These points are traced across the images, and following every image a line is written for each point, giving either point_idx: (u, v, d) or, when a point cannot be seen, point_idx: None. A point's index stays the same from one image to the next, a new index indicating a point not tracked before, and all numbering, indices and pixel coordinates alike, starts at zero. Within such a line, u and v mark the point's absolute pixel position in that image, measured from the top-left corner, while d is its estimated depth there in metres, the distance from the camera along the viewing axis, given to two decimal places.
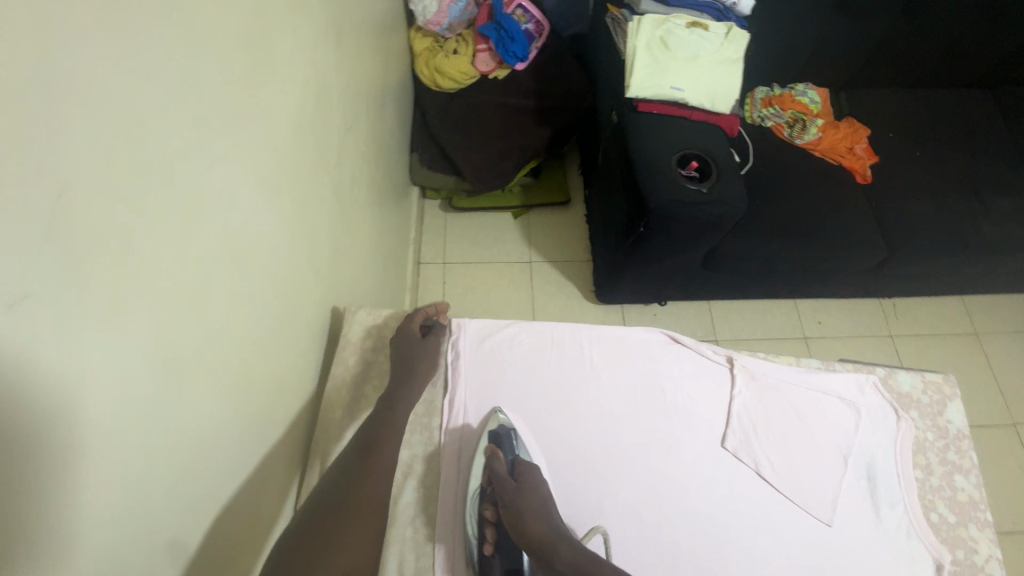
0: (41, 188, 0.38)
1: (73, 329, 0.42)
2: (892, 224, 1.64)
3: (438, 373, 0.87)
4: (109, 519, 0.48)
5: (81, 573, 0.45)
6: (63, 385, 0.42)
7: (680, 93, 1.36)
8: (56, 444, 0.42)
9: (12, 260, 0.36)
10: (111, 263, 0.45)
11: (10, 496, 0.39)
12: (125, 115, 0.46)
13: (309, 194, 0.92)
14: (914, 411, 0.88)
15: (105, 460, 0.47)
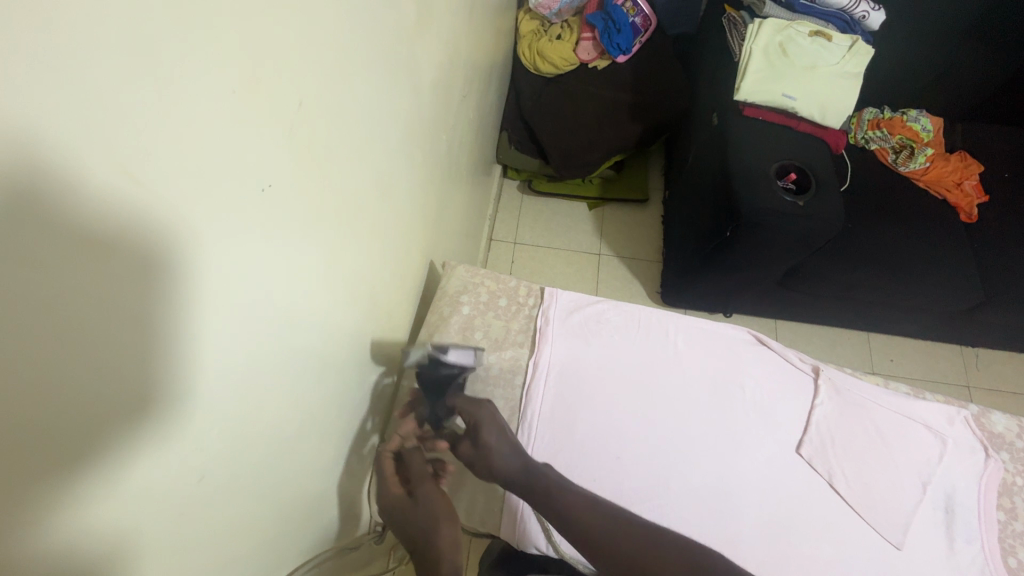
0: (285, 94, 0.45)
1: (282, 221, 0.49)
2: (993, 268, 1.55)
3: (526, 336, 0.91)
4: (264, 399, 0.54)
5: (249, 433, 0.52)
6: (268, 268, 0.49)
7: (792, 101, 1.34)
8: (258, 316, 0.49)
9: (263, 150, 0.44)
10: (309, 172, 0.53)
11: (232, 348, 0.46)
12: (336, 43, 0.52)
13: (430, 149, 0.98)
14: (1004, 453, 0.85)
15: (277, 343, 0.54)
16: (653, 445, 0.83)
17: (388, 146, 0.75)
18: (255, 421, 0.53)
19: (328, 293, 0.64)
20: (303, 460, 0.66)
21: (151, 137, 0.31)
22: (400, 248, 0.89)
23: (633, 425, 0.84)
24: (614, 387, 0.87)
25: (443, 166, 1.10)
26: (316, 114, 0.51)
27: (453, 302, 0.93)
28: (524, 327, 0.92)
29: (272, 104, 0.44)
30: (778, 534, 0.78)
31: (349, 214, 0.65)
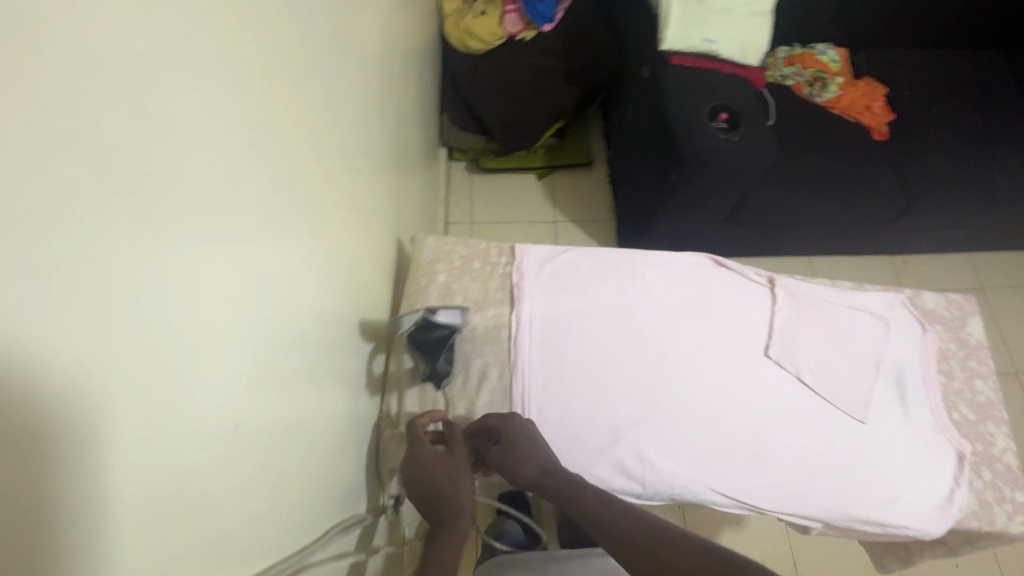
0: (227, 65, 0.45)
1: (246, 203, 0.49)
2: (908, 179, 1.70)
3: (505, 293, 0.94)
4: (261, 386, 0.54)
5: (253, 425, 0.52)
6: (243, 253, 0.49)
7: (713, 45, 1.43)
8: (239, 305, 0.49)
9: (213, 127, 0.43)
10: (264, 150, 0.53)
11: (220, 340, 0.46)
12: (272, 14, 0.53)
13: (381, 127, 0.98)
14: (938, 325, 0.96)
15: (262, 331, 0.54)
16: (639, 373, 0.89)
17: (341, 120, 0.76)
18: (256, 414, 0.53)
19: (306, 269, 0.64)
20: (313, 435, 0.67)
21: (99, 114, 0.31)
22: (370, 224, 0.90)
23: (618, 358, 0.90)
24: (595, 327, 0.92)
25: (396, 143, 1.10)
26: (261, 85, 0.52)
27: (429, 271, 0.95)
28: (501, 285, 0.95)
29: (214, 75, 0.43)
30: (757, 432, 0.86)
31: (315, 190, 0.66)
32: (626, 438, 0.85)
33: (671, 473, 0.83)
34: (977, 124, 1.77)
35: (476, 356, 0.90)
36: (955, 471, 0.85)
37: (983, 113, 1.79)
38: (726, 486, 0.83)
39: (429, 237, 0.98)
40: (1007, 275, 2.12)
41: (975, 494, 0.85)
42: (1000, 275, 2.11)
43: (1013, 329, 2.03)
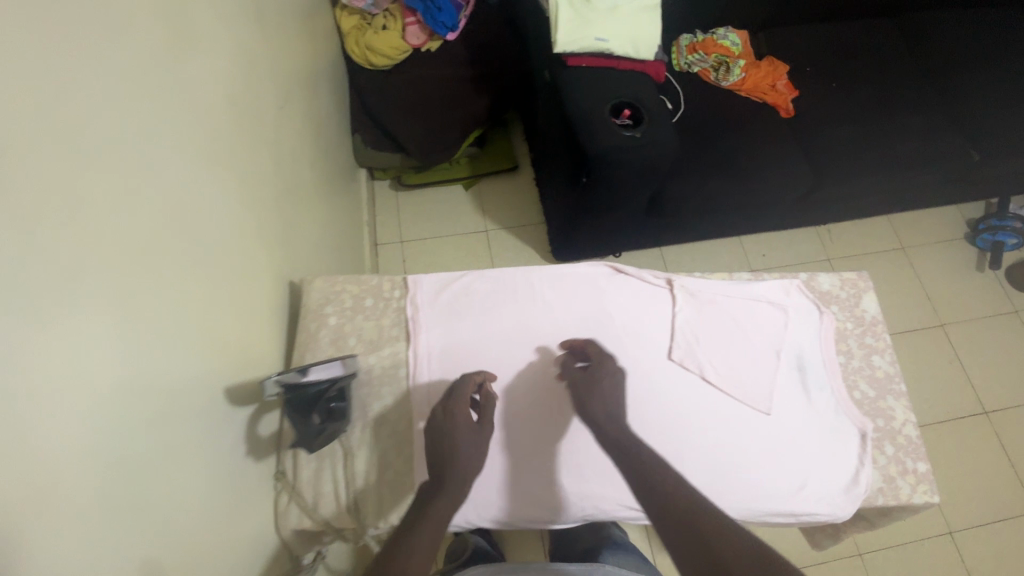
0: None
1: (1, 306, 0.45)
2: (817, 153, 1.74)
3: (401, 328, 0.91)
4: (79, 477, 0.51)
5: (65, 539, 0.48)
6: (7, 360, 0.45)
7: (605, 44, 1.40)
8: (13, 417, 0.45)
9: None
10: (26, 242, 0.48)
11: None
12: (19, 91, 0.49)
13: (248, 170, 0.93)
14: (834, 306, 0.97)
15: (66, 433, 0.50)
16: (544, 397, 0.89)
17: (173, 178, 0.71)
18: (69, 523, 0.49)
19: (137, 347, 0.61)
20: (177, 518, 0.63)
21: None
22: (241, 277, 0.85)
23: (524, 383, 0.90)
24: (498, 355, 0.90)
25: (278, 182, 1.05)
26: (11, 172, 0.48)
27: (317, 316, 0.90)
28: (395, 321, 0.91)
29: None
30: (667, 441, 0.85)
31: (131, 262, 0.62)
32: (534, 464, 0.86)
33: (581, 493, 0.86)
34: (876, 92, 1.82)
35: (374, 400, 0.86)
36: (858, 450, 0.86)
37: (880, 81, 1.84)
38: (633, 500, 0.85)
39: (318, 278, 0.93)
40: (926, 232, 2.20)
41: (880, 470, 0.86)
42: (920, 232, 2.19)
43: (937, 283, 2.11)
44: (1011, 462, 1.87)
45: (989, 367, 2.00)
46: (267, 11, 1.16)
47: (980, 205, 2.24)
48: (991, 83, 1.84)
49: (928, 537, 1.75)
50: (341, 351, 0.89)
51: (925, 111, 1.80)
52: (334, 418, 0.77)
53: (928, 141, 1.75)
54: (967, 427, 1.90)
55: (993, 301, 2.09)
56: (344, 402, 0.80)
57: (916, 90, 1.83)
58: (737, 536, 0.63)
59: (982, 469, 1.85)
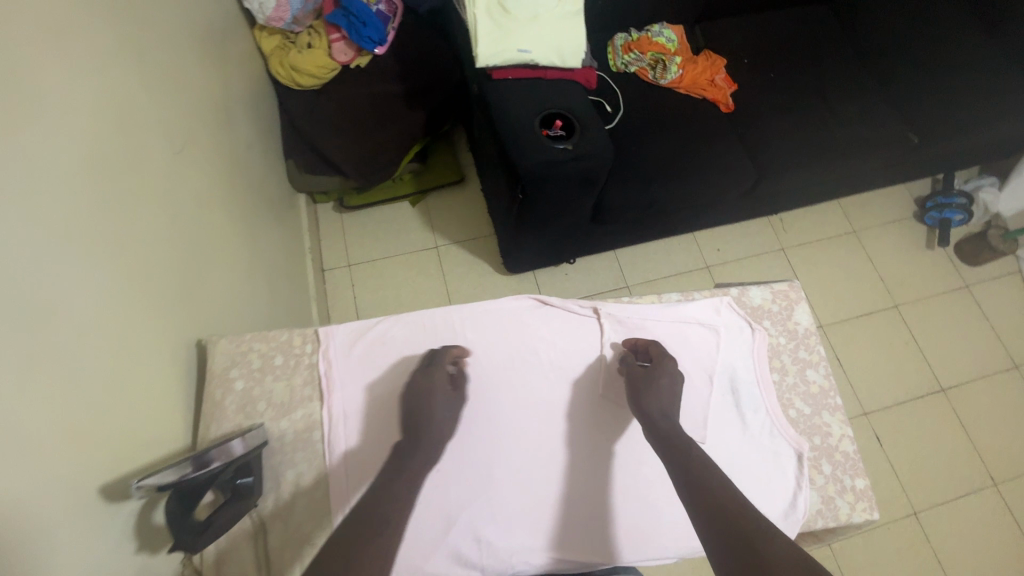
0: None
1: None
2: (759, 147, 1.72)
3: (314, 387, 0.86)
4: None
5: None
6: None
7: (528, 55, 1.35)
8: None
9: None
10: None
11: None
12: None
13: (139, 229, 0.86)
14: (767, 321, 0.95)
15: None
16: (471, 447, 0.86)
17: (30, 258, 0.64)
18: None
19: None
20: None
21: None
22: (130, 351, 0.79)
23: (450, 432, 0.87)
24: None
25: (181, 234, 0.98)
26: None
27: (223, 382, 0.84)
28: (308, 379, 0.86)
29: None
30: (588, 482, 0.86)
31: None
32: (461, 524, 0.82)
33: (511, 549, 0.83)
34: (813, 81, 1.81)
35: (288, 468, 0.81)
36: (794, 472, 0.84)
37: (817, 69, 1.82)
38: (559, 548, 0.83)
39: (221, 340, 0.86)
40: (877, 213, 2.20)
41: (818, 490, 0.85)
42: (871, 214, 2.20)
43: (889, 264, 2.13)
44: (970, 437, 1.89)
45: (944, 344, 2.02)
46: (160, 47, 1.08)
47: (926, 183, 2.26)
48: (925, 64, 1.84)
49: (894, 520, 1.77)
50: (249, 418, 0.83)
51: (862, 97, 1.79)
52: (240, 499, 0.74)
53: (867, 127, 1.74)
54: (925, 406, 1.92)
55: (943, 278, 2.12)
56: (250, 475, 0.77)
57: (853, 76, 1.83)
58: (773, 535, 0.64)
59: (942, 447, 1.87)
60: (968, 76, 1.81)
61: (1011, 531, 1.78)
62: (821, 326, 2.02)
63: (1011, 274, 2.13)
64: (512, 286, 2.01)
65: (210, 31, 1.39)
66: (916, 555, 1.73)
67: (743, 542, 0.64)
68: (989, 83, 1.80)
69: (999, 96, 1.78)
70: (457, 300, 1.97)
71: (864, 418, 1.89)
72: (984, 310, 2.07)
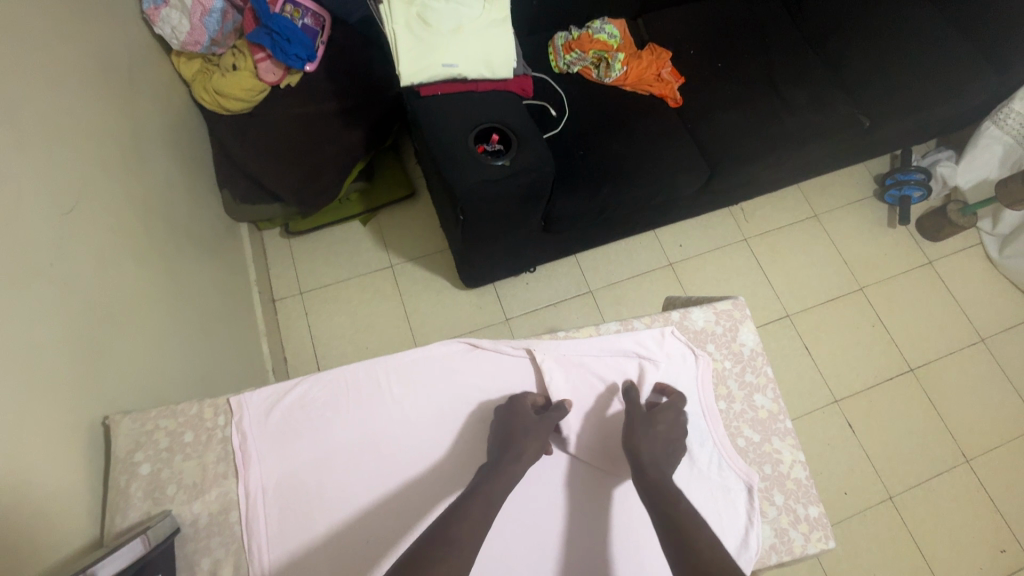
0: None
1: None
2: (710, 142, 1.67)
3: (228, 464, 0.80)
4: None
5: None
6: None
7: (455, 69, 1.28)
8: None
9: None
10: None
11: None
12: None
13: (18, 307, 0.78)
14: (710, 345, 0.91)
15: None
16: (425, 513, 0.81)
17: None
18: None
19: None
20: None
21: None
22: (11, 448, 0.71)
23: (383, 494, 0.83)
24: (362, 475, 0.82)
25: (79, 301, 0.90)
26: None
27: (125, 467, 0.77)
28: (221, 455, 0.80)
29: None
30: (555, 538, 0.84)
31: None
32: None
33: None
34: (761, 69, 1.76)
35: (202, 556, 0.75)
36: (747, 506, 0.80)
37: (764, 57, 1.78)
38: None
39: (124, 420, 0.78)
40: (837, 195, 2.18)
41: (770, 524, 0.81)
42: (831, 196, 2.17)
43: (852, 247, 2.10)
44: (940, 416, 1.89)
45: (911, 324, 2.01)
46: (42, 94, 0.99)
47: (885, 160, 2.23)
48: (874, 43, 1.81)
49: (871, 507, 1.76)
50: (157, 505, 0.76)
51: (811, 82, 1.75)
52: None
53: (817, 114, 1.70)
54: (895, 388, 1.92)
55: (907, 256, 2.10)
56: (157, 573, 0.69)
57: (801, 61, 1.79)
58: None
59: (914, 428, 1.87)
60: (916, 53, 1.78)
61: (986, 507, 1.79)
62: (788, 315, 1.99)
63: (973, 247, 2.12)
64: (472, 301, 1.95)
65: (114, 65, 1.29)
66: (894, 541, 1.73)
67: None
68: (939, 58, 1.77)
69: (948, 71, 1.75)
70: (416, 320, 1.91)
71: (836, 406, 1.88)
72: (948, 285, 2.07)
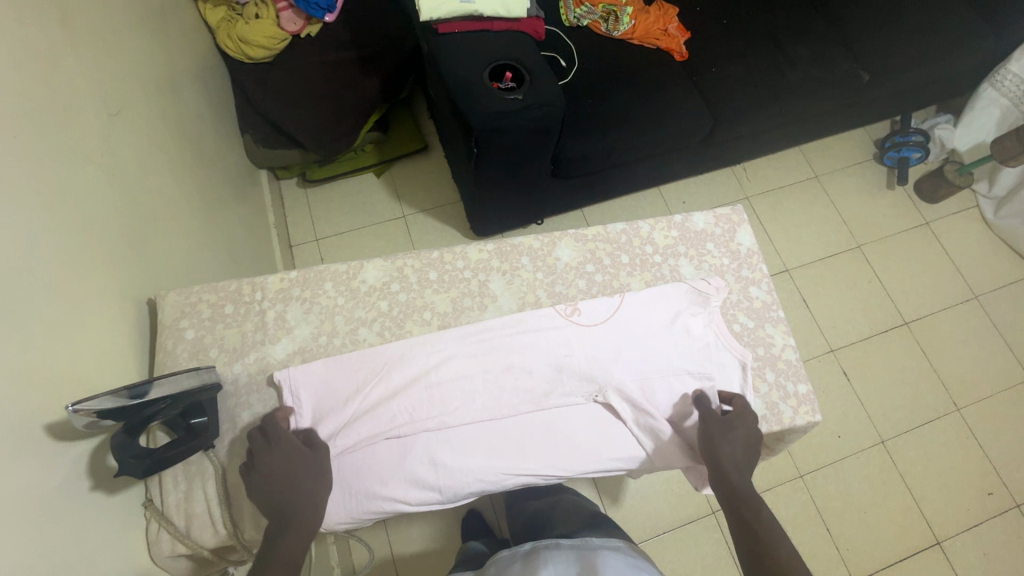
0: None
1: None
2: (714, 94, 1.73)
3: (264, 333, 0.88)
4: None
5: None
6: None
7: (471, 5, 1.37)
8: None
9: None
10: None
11: None
12: None
13: (77, 188, 0.84)
14: (710, 243, 0.98)
15: None
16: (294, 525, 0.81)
17: None
18: None
19: None
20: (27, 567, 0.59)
21: None
22: (77, 302, 0.78)
23: (419, 415, 0.83)
24: (397, 411, 0.83)
25: (125, 195, 0.97)
26: None
27: (173, 332, 0.85)
28: (258, 326, 0.88)
29: None
30: (601, 448, 0.86)
31: None
32: (416, 446, 0.82)
33: (465, 482, 0.82)
34: (765, 25, 1.82)
35: (243, 410, 0.84)
36: (740, 382, 0.89)
37: (766, 15, 1.84)
38: (536, 469, 0.83)
39: (171, 292, 0.86)
40: (838, 157, 2.23)
41: (761, 398, 0.89)
42: (832, 159, 2.23)
43: (851, 206, 2.16)
44: (933, 367, 1.95)
45: (906, 280, 2.07)
46: (88, 10, 1.05)
47: (886, 125, 2.28)
48: (874, 3, 1.87)
49: (863, 449, 1.83)
50: (201, 365, 0.84)
51: (813, 38, 1.81)
52: (185, 444, 0.74)
53: (818, 67, 1.76)
54: (890, 340, 1.98)
55: (905, 216, 2.16)
56: (203, 416, 0.77)
57: (804, 19, 1.84)
58: None
59: (907, 378, 1.93)
60: (916, 12, 1.84)
61: (974, 452, 1.85)
62: (787, 270, 2.05)
63: (969, 209, 2.18)
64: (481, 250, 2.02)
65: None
66: (885, 480, 1.79)
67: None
68: (938, 18, 1.83)
69: (945, 30, 1.81)
70: None
71: (831, 354, 1.95)
72: (944, 244, 2.12)
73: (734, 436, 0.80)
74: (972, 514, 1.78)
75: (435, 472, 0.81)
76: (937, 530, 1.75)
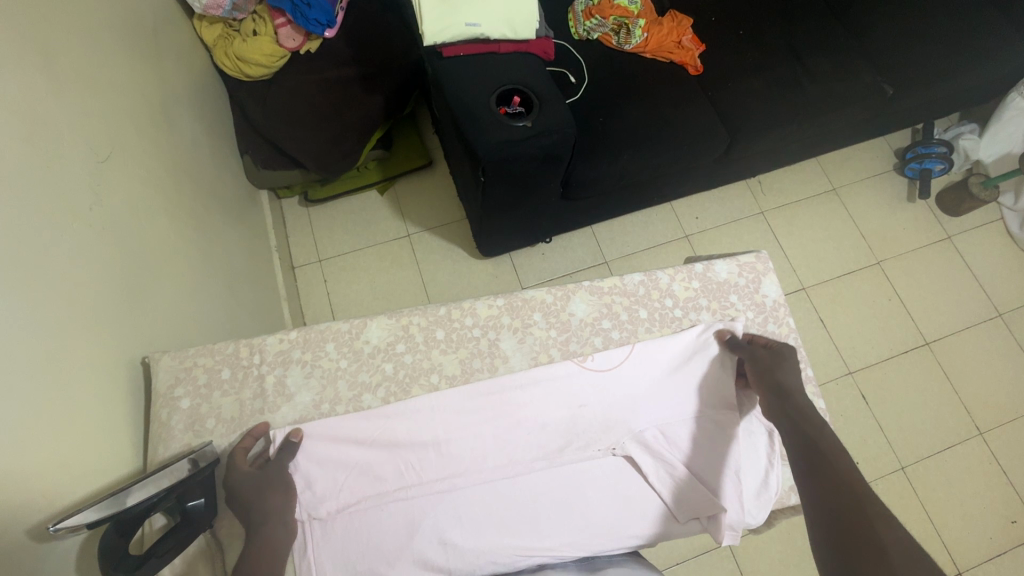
0: None
1: None
2: (730, 110, 1.66)
3: (263, 401, 0.84)
4: None
5: None
6: None
7: (478, 28, 1.31)
8: None
9: None
10: None
11: None
12: None
13: (62, 249, 0.79)
14: (734, 295, 0.98)
15: None
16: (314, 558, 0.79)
17: None
18: None
19: None
20: None
21: None
22: (64, 379, 0.73)
23: (433, 488, 0.84)
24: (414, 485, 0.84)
25: (116, 246, 0.93)
26: None
27: (168, 402, 0.81)
28: (256, 393, 0.85)
29: None
30: (614, 515, 0.87)
31: None
32: (426, 525, 0.82)
33: (478, 557, 0.82)
34: (784, 37, 1.74)
35: None
36: (768, 450, 0.91)
37: (785, 25, 1.76)
38: (551, 546, 0.84)
39: (165, 357, 0.83)
40: (857, 168, 2.16)
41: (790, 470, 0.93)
42: (851, 170, 2.15)
43: (870, 220, 2.09)
44: (956, 390, 1.89)
45: (928, 298, 2.00)
46: (73, 48, 0.98)
47: (908, 134, 2.20)
48: (899, 11, 1.78)
49: (882, 476, 1.77)
50: (198, 437, 0.81)
51: (835, 49, 1.73)
52: (183, 532, 0.73)
53: (839, 82, 1.68)
54: (911, 361, 1.92)
55: (927, 230, 2.08)
56: (199, 498, 0.75)
57: (825, 29, 1.76)
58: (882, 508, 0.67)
59: (928, 401, 1.87)
60: (943, 21, 1.75)
61: (997, 478, 1.80)
62: (804, 289, 1.99)
63: (993, 222, 2.10)
64: (487, 270, 1.96)
65: (141, 24, 1.30)
66: (904, 509, 1.74)
67: (847, 555, 0.64)
68: (967, 27, 1.74)
69: (974, 39, 1.72)
70: (432, 288, 1.93)
71: (850, 377, 1.89)
72: (967, 260, 2.05)
73: (790, 366, 0.87)
74: (995, 543, 1.73)
75: (450, 549, 0.81)
76: (960, 561, 1.70)
